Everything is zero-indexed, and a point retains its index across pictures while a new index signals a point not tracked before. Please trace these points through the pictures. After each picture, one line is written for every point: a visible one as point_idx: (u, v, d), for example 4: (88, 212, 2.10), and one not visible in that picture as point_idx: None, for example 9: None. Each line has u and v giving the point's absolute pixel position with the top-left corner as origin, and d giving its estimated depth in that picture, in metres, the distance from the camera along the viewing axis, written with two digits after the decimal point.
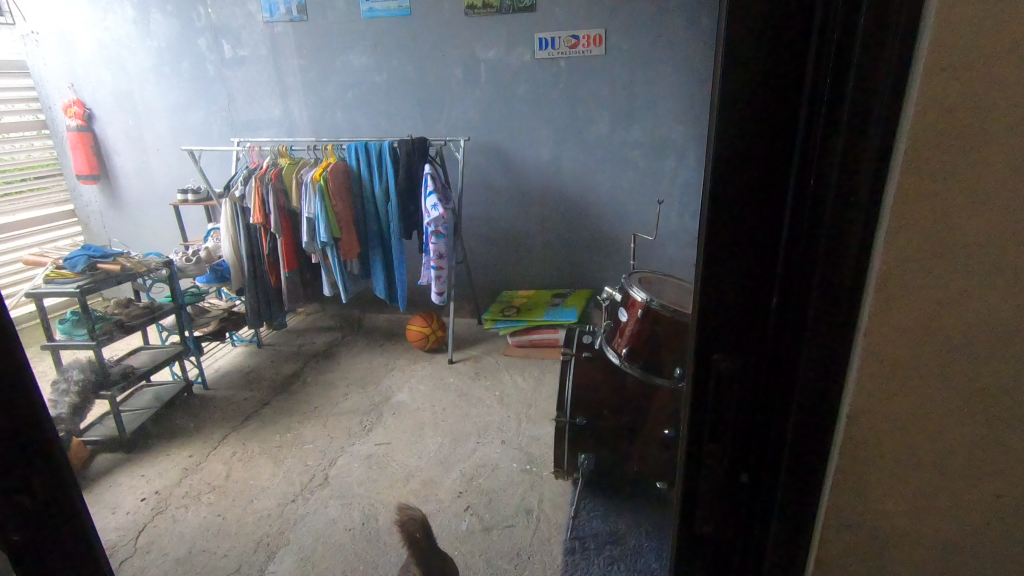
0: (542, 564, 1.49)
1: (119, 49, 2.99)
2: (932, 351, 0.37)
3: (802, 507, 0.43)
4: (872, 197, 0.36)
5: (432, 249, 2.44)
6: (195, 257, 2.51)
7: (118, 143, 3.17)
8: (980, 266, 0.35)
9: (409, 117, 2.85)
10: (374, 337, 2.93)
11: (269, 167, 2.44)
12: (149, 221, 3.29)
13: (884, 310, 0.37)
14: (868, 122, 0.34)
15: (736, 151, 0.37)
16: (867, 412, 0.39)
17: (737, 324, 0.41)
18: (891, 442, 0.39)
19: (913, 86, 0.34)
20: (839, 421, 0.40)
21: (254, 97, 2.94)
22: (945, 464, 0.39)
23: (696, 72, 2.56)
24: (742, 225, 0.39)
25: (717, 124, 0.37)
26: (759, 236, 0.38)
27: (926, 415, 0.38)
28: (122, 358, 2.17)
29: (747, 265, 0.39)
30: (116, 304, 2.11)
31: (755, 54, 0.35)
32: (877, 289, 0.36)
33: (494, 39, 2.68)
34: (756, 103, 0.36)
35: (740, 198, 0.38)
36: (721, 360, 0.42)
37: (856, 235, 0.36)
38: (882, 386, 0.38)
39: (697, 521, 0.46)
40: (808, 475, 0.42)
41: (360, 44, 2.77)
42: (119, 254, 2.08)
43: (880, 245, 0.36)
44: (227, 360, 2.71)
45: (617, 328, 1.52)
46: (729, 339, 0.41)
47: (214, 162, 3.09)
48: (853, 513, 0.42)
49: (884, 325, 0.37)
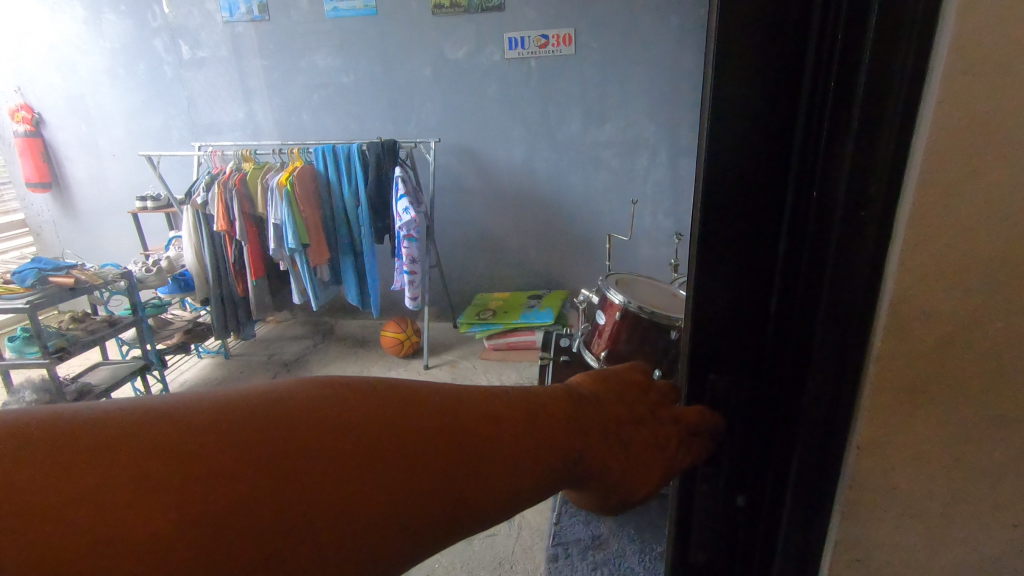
0: (524, 572, 1.46)
1: (69, 51, 2.85)
2: (948, 374, 0.32)
3: (808, 542, 0.39)
4: (885, 211, 0.31)
5: (404, 253, 2.37)
6: (155, 267, 2.40)
7: (70, 149, 3.01)
8: (1010, 275, 0.29)
9: (378, 119, 2.79)
10: (347, 344, 2.86)
11: (233, 172, 2.34)
12: (106, 229, 3.15)
13: (896, 331, 0.31)
14: (880, 121, 0.30)
15: (729, 160, 0.35)
16: (878, 439, 0.34)
17: (731, 342, 0.39)
18: (904, 473, 0.34)
19: (935, 70, 0.28)
20: (847, 461, 0.35)
21: (216, 100, 2.84)
22: (962, 489, 0.34)
23: (666, 71, 2.56)
24: (736, 238, 0.37)
25: (713, 135, 0.35)
26: (755, 251, 0.37)
27: (947, 451, 0.33)
28: (79, 376, 2.05)
29: (744, 281, 0.38)
30: (71, 319, 1.98)
31: (746, 57, 0.33)
32: (890, 307, 0.31)
33: (462, 38, 2.63)
34: (752, 110, 0.34)
35: (735, 210, 0.36)
36: (717, 379, 0.40)
37: (867, 247, 0.32)
38: (896, 412, 0.33)
39: (691, 548, 0.44)
40: (814, 505, 0.37)
41: (326, 45, 2.69)
42: (73, 265, 1.96)
43: (895, 258, 0.30)
44: (194, 373, 2.61)
45: (595, 330, 1.64)
46: (723, 357, 0.40)
47: (175, 169, 2.97)
48: (863, 548, 0.37)
49: (895, 346, 0.31)
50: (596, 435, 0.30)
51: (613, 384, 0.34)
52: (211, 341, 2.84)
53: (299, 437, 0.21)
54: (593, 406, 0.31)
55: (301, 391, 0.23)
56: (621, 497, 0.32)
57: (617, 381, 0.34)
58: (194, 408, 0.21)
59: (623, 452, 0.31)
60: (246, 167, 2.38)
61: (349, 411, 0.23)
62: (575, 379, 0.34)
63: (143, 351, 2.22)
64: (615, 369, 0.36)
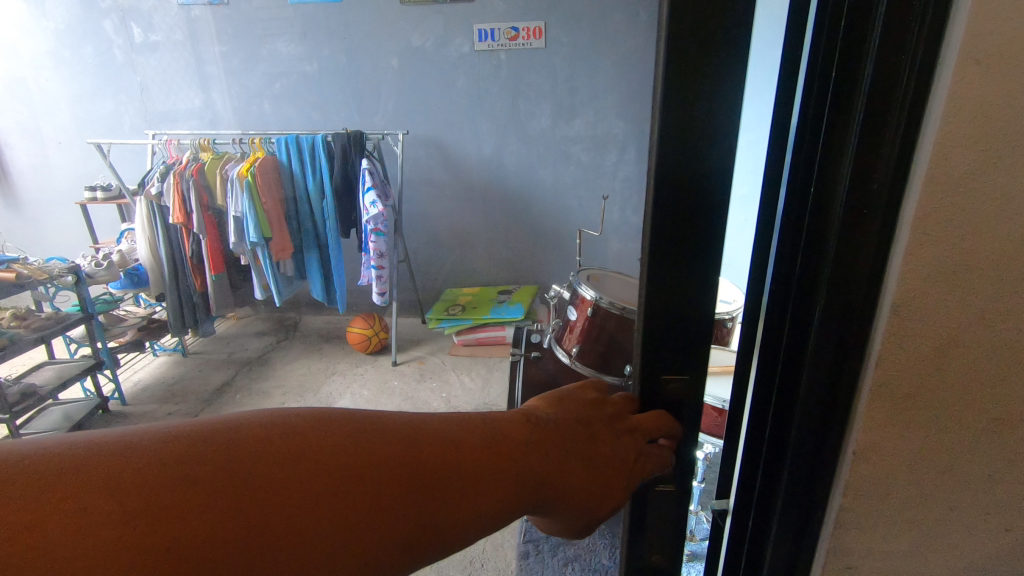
0: (495, 571, 1.44)
1: (7, 32, 2.66)
2: (945, 384, 0.31)
3: (799, 547, 0.38)
4: (888, 214, 0.29)
5: (371, 248, 2.32)
6: (105, 262, 2.25)
7: (10, 136, 2.83)
8: (1009, 286, 0.29)
9: (343, 110, 2.71)
10: (312, 340, 2.79)
11: (189, 162, 2.22)
12: (52, 221, 2.99)
13: (894, 340, 0.30)
14: (885, 123, 0.28)
15: (704, 162, 0.34)
16: (874, 448, 0.33)
17: (680, 346, 0.38)
18: (899, 482, 0.33)
19: (942, 76, 0.26)
20: (840, 472, 0.34)
21: (170, 87, 2.71)
22: (955, 497, 0.34)
23: (636, 68, 2.57)
24: (687, 240, 0.36)
25: (666, 125, 0.33)
26: (710, 251, 0.36)
27: (941, 455, 0.33)
28: (23, 377, 1.92)
29: (696, 287, 0.37)
30: (12, 316, 1.85)
31: (733, 51, 0.31)
32: (890, 317, 0.30)
33: (429, 29, 2.58)
34: (703, 101, 0.32)
35: (686, 209, 0.35)
36: (671, 383, 0.39)
37: (868, 254, 0.30)
38: (891, 422, 0.32)
39: (648, 551, 0.45)
40: (805, 512, 0.36)
41: (288, 31, 2.59)
42: (15, 260, 1.84)
43: (895, 268, 0.29)
44: (148, 372, 2.49)
45: (567, 326, 1.70)
46: (678, 362, 0.39)
47: (126, 159, 2.81)
48: (856, 555, 0.36)
49: (895, 357, 0.30)
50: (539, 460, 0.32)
51: (569, 404, 0.36)
52: (168, 338, 2.73)
53: (232, 466, 0.24)
54: (542, 428, 0.33)
55: (244, 426, 0.25)
56: (584, 517, 0.34)
57: (576, 403, 0.37)
58: (189, 442, 0.24)
59: (581, 474, 0.33)
60: (204, 157, 2.26)
61: (325, 450, 0.26)
62: (540, 401, 0.36)
63: (94, 349, 2.10)
64: (579, 390, 0.38)
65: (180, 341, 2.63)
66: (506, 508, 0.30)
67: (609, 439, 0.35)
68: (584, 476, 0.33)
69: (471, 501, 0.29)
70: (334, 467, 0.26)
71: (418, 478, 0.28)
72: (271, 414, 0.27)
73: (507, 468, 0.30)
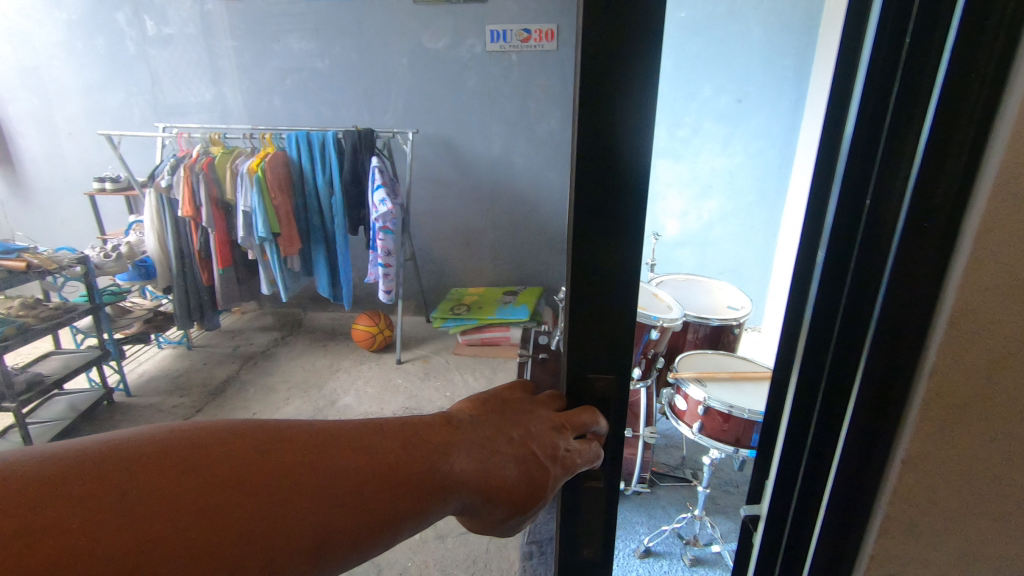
0: (498, 571, 1.44)
1: (22, 21, 2.66)
2: (998, 395, 0.32)
3: (839, 550, 0.39)
4: (951, 219, 0.31)
5: (379, 245, 2.33)
6: (114, 253, 2.26)
7: (22, 125, 2.84)
8: None
9: (354, 107, 2.72)
10: (316, 336, 2.79)
11: (199, 155, 2.23)
12: (60, 210, 2.99)
13: (950, 349, 0.32)
14: (950, 143, 0.30)
15: (628, 174, 0.38)
16: (924, 454, 0.34)
17: (601, 346, 0.43)
18: (946, 489, 0.35)
19: (1009, 99, 0.28)
20: (888, 477, 0.35)
21: (182, 80, 2.71)
22: (1003, 509, 0.35)
23: None
24: (603, 251, 0.40)
25: (584, 148, 0.37)
26: (628, 261, 0.40)
27: (985, 465, 0.34)
28: (29, 366, 1.91)
29: (611, 293, 0.41)
30: (20, 305, 1.82)
31: (655, 70, 0.35)
32: (947, 327, 0.31)
33: (441, 29, 2.59)
34: (615, 124, 0.36)
35: (601, 223, 0.39)
36: (598, 380, 0.44)
37: (926, 267, 0.32)
38: (941, 429, 0.33)
39: (580, 547, 0.49)
40: (849, 515, 0.38)
41: (301, 28, 2.60)
42: (25, 248, 1.82)
43: (954, 279, 0.31)
44: (153, 363, 2.49)
45: None
46: (602, 360, 0.43)
47: (136, 151, 2.81)
48: (899, 560, 0.37)
49: (949, 366, 0.32)
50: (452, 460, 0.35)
51: (494, 406, 0.39)
52: (173, 330, 2.73)
53: (147, 467, 0.29)
54: (462, 430, 0.37)
55: (168, 435, 0.30)
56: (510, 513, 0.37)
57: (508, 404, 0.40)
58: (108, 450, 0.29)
59: (501, 471, 0.36)
60: (214, 151, 2.27)
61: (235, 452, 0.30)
62: (473, 404, 0.40)
63: (100, 340, 2.09)
64: (515, 392, 0.41)
65: (185, 333, 2.64)
66: (420, 503, 0.34)
67: (531, 436, 0.38)
68: (508, 475, 0.36)
69: (386, 500, 0.33)
70: (243, 466, 0.30)
71: (326, 477, 0.32)
72: (200, 423, 0.31)
73: (421, 465, 0.34)
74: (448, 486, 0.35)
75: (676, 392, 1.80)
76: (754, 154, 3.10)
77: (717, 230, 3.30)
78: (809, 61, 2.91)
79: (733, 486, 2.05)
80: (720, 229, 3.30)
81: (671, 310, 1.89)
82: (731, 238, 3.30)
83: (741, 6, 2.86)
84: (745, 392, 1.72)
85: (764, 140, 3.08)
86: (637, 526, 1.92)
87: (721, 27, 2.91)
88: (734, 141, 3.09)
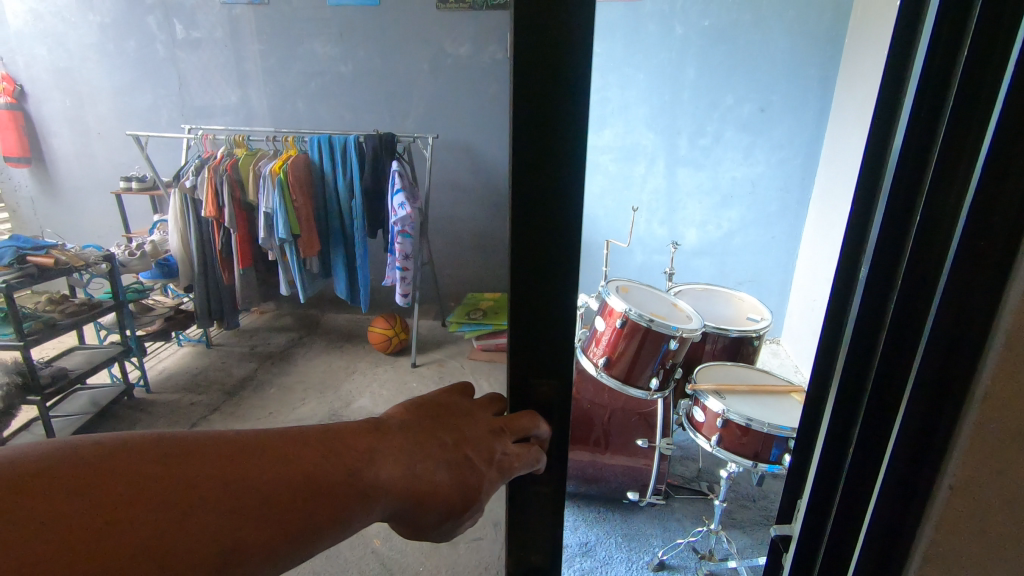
0: None
1: (57, 23, 2.73)
2: None
3: (908, 517, 0.51)
4: (999, 265, 0.43)
5: (398, 249, 2.34)
6: (138, 252, 2.32)
7: (54, 124, 2.91)
8: None
9: (375, 111, 2.74)
10: (333, 338, 2.81)
11: (223, 156, 2.26)
12: (87, 209, 3.05)
13: (1006, 362, 0.44)
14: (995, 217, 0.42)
15: (558, 211, 0.45)
16: (986, 439, 0.46)
17: (538, 350, 0.50)
18: (1001, 466, 0.47)
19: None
20: (956, 460, 0.48)
21: (208, 83, 2.75)
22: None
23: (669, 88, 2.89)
24: (533, 269, 0.47)
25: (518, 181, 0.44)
26: (559, 276, 0.47)
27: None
28: (52, 360, 1.93)
29: (541, 303, 0.49)
30: (46, 300, 1.84)
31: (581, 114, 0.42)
32: (1004, 346, 0.44)
33: (463, 33, 2.60)
34: (539, 162, 0.43)
35: (532, 247, 0.46)
36: (538, 382, 0.51)
37: (981, 304, 0.44)
38: (1000, 420, 0.46)
39: (526, 524, 0.57)
40: (919, 490, 0.50)
41: (326, 31, 2.63)
42: (53, 244, 1.85)
43: (1009, 313, 0.43)
44: (172, 361, 2.52)
45: (594, 337, 1.91)
46: (538, 363, 0.51)
47: (161, 151, 2.86)
48: (967, 523, 0.49)
49: (1006, 374, 0.44)
50: (386, 463, 0.39)
51: (432, 418, 0.44)
52: (192, 329, 2.76)
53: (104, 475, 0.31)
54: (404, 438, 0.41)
55: (123, 444, 0.33)
56: (447, 515, 0.41)
57: (448, 416, 0.45)
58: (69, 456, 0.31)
59: (439, 476, 0.41)
60: (238, 152, 2.29)
61: (189, 458, 0.34)
62: (418, 414, 0.44)
63: (122, 337, 2.11)
64: (452, 404, 0.47)
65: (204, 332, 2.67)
66: (363, 505, 0.38)
67: (465, 444, 0.43)
68: (443, 480, 0.41)
69: (328, 502, 0.36)
70: (198, 469, 0.33)
71: (273, 480, 0.35)
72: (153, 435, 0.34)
73: (363, 471, 0.38)
74: (381, 487, 0.38)
75: (694, 404, 1.78)
76: (776, 164, 3.08)
77: (737, 240, 3.26)
78: (835, 70, 2.88)
79: (750, 500, 2.02)
80: (740, 238, 3.26)
81: (690, 320, 1.87)
82: (751, 248, 3.27)
83: (766, 14, 2.84)
84: (764, 406, 1.69)
85: (787, 150, 3.05)
86: (652, 539, 1.90)
87: (745, 35, 2.90)
88: (756, 151, 3.07)
